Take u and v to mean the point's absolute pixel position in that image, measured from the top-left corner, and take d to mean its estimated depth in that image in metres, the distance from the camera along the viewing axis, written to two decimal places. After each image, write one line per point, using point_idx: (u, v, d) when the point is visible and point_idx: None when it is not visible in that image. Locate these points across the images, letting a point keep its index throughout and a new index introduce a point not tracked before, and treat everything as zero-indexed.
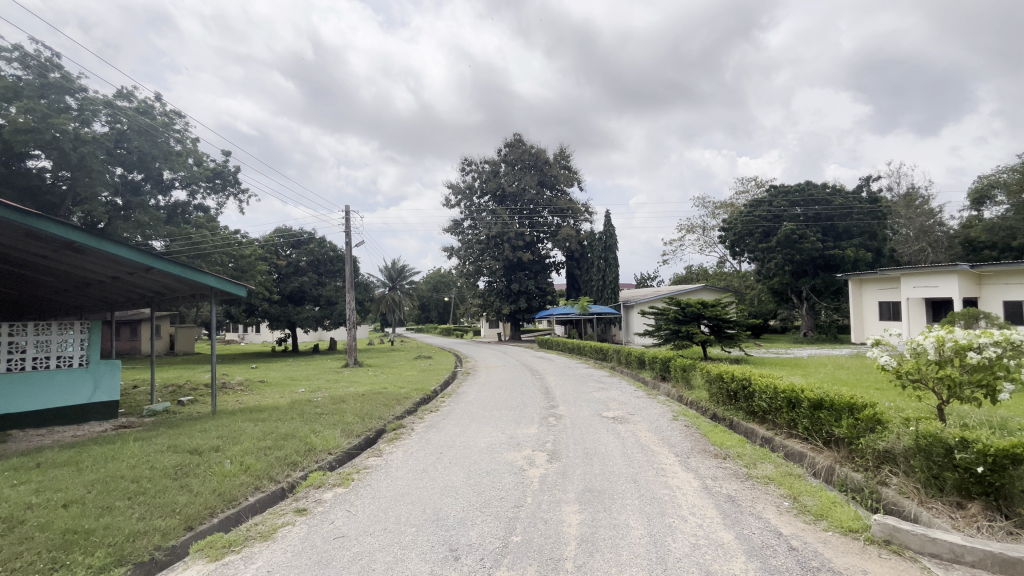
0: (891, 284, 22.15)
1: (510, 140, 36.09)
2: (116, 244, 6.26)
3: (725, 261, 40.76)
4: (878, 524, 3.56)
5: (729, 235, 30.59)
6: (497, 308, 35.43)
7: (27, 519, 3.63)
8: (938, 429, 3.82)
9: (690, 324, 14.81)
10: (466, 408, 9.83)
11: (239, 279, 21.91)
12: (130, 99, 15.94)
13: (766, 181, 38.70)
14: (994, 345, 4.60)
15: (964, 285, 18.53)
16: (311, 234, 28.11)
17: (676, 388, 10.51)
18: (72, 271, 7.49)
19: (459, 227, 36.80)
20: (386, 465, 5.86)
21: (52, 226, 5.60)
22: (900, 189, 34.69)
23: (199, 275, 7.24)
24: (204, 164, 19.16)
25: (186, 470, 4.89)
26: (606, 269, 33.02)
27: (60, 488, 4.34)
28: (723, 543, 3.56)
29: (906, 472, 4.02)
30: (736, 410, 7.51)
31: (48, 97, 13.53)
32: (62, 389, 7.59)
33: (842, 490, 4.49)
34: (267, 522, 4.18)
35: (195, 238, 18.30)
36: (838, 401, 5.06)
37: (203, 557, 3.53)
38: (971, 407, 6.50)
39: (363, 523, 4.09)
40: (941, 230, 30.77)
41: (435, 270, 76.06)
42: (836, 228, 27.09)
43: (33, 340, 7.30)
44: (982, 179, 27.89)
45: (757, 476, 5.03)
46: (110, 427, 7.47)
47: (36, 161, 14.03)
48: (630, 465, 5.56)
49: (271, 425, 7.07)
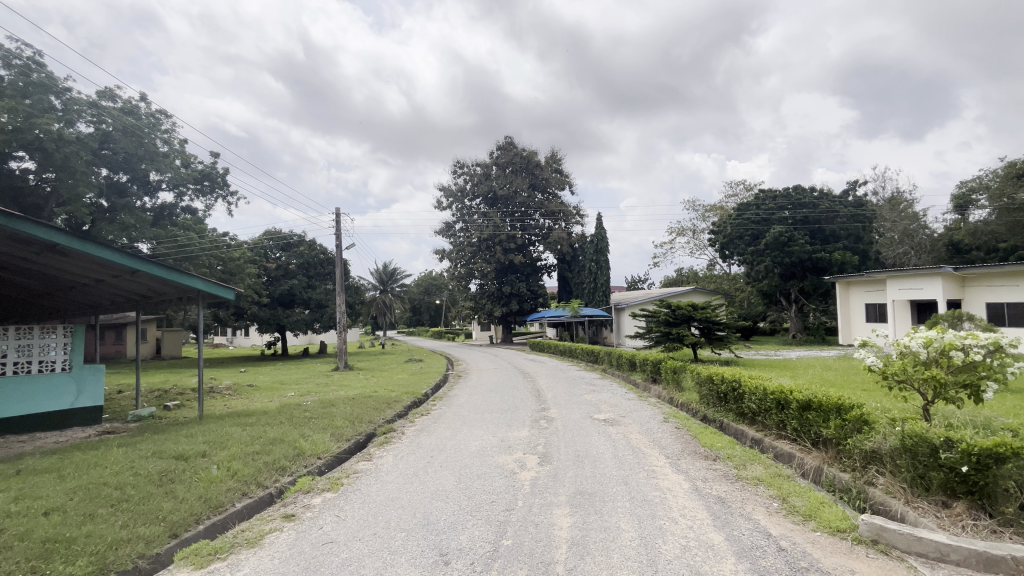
0: (877, 287, 22.44)
1: (501, 143, 36.19)
2: (100, 247, 6.16)
3: (715, 264, 41.04)
4: (865, 523, 3.58)
5: (719, 238, 30.89)
6: (488, 311, 35.42)
7: (8, 527, 3.57)
8: (923, 429, 3.87)
9: (680, 327, 14.93)
10: (456, 411, 9.78)
11: (228, 282, 21.72)
12: (114, 99, 15.72)
13: (755, 185, 39.09)
14: (980, 346, 4.66)
15: (948, 287, 18.83)
16: (300, 237, 27.96)
17: (667, 390, 10.54)
18: (56, 274, 7.37)
19: (450, 230, 36.87)
20: (376, 470, 5.81)
21: (36, 228, 5.51)
22: (885, 193, 35.26)
23: (187, 277, 7.16)
24: (191, 166, 18.97)
25: (171, 476, 4.81)
26: (598, 271, 32.33)
27: (40, 496, 4.24)
28: (713, 544, 3.56)
29: (893, 472, 4.06)
30: (726, 412, 7.54)
31: (32, 96, 13.30)
32: (44, 393, 7.45)
33: (830, 490, 4.52)
34: (254, 529, 4.11)
35: (181, 241, 18.11)
36: (827, 403, 5.09)
37: (189, 565, 3.47)
38: (957, 408, 6.56)
39: (352, 529, 4.04)
40: (925, 234, 31.26)
41: (426, 272, 75.89)
42: (823, 231, 27.42)
43: (14, 344, 7.15)
44: (965, 184, 28.42)
45: (747, 477, 5.06)
46: (93, 434, 7.28)
47: (19, 162, 13.80)
48: (622, 468, 5.56)
49: (259, 429, 7.00)
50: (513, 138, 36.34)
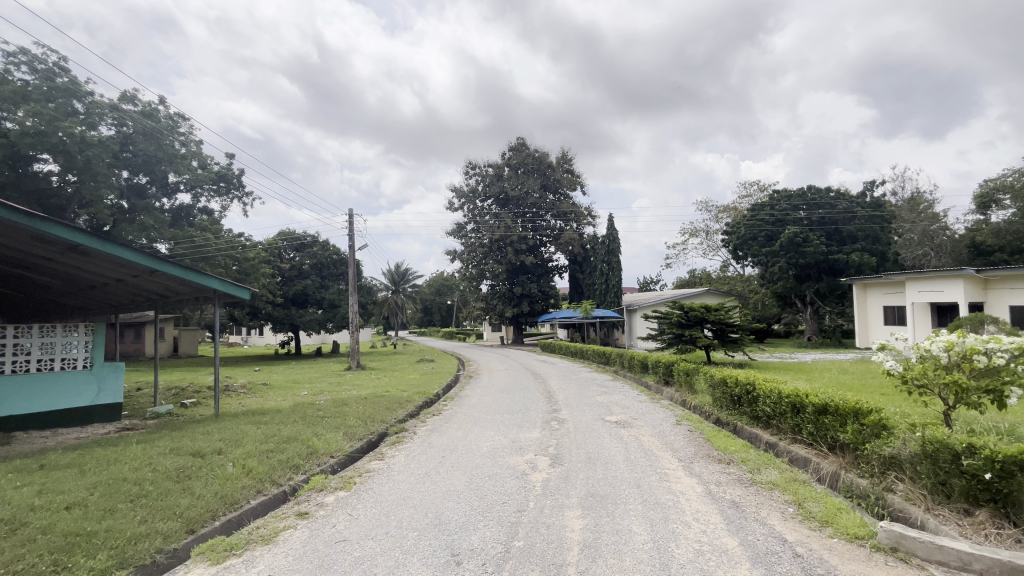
0: (896, 288, 22.03)
1: (513, 144, 36.26)
2: (121, 247, 6.28)
3: (728, 266, 40.61)
4: (884, 530, 3.52)
5: (733, 239, 30.62)
6: (499, 311, 35.50)
7: (30, 521, 3.64)
8: (944, 435, 3.79)
9: (693, 328, 14.78)
10: (467, 412, 9.81)
11: (243, 282, 22.01)
12: (134, 102, 16.02)
13: (769, 185, 38.56)
14: (1005, 351, 4.53)
15: (969, 289, 18.48)
16: (314, 237, 28.24)
17: (679, 393, 10.47)
18: (79, 274, 7.53)
19: (462, 231, 37.03)
20: (388, 469, 5.85)
21: (57, 228, 5.61)
22: (905, 193, 34.61)
23: (204, 277, 7.27)
24: (208, 167, 19.24)
25: (188, 473, 4.88)
26: (609, 272, 32.21)
27: (62, 490, 4.32)
28: (727, 549, 3.52)
29: (913, 478, 3.99)
30: (740, 415, 7.45)
31: (56, 100, 13.61)
32: (66, 390, 7.60)
33: (847, 497, 4.44)
34: (269, 526, 4.16)
35: (199, 242, 18.39)
36: (843, 406, 5.01)
37: (204, 561, 3.52)
38: (978, 413, 6.40)
39: (365, 527, 4.07)
40: (946, 235, 30.61)
41: (437, 273, 76.10)
42: (840, 232, 27.02)
43: (38, 342, 7.34)
44: (987, 183, 27.78)
45: (761, 481, 4.99)
46: (113, 430, 7.46)
47: (43, 165, 14.13)
48: (633, 471, 5.51)
49: (274, 427, 7.08)
50: (525, 139, 36.35)
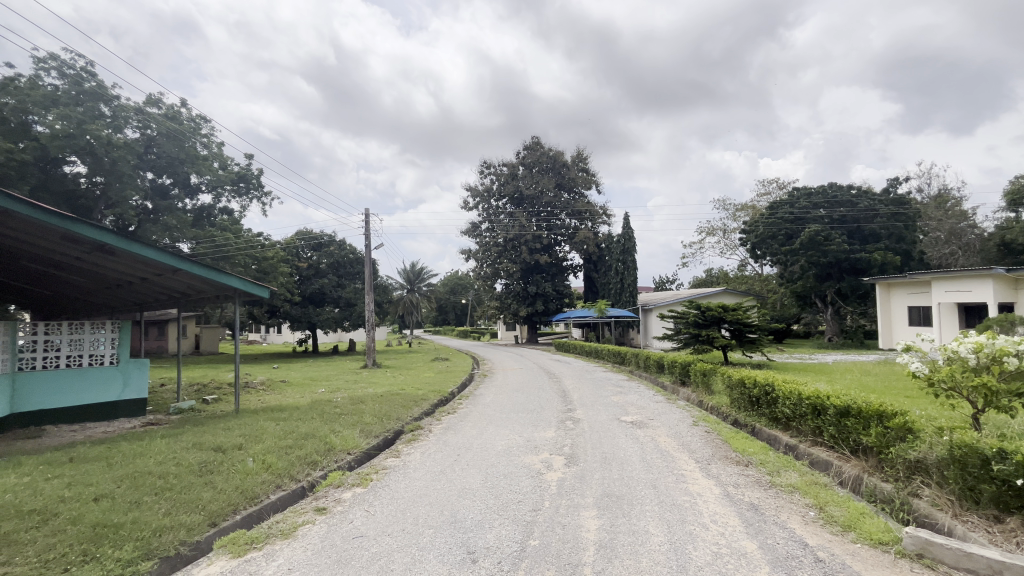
0: (920, 288, 21.52)
1: (528, 143, 36.22)
2: (145, 246, 6.40)
3: (746, 265, 40.09)
4: (910, 537, 3.44)
5: (751, 238, 30.19)
6: (513, 310, 35.54)
7: (60, 511, 3.74)
8: (973, 440, 3.69)
9: (710, 328, 14.61)
10: (483, 410, 9.83)
11: (262, 281, 22.35)
12: (158, 105, 16.37)
13: (788, 183, 37.94)
14: None
15: (999, 289, 17.99)
16: (331, 237, 28.54)
17: (696, 393, 10.36)
18: (105, 273, 7.71)
19: (477, 230, 37.13)
20: (404, 466, 5.89)
21: (83, 227, 5.74)
22: (930, 190, 33.74)
23: (225, 276, 7.38)
24: (228, 168, 19.56)
25: (210, 467, 4.98)
26: (625, 271, 32.00)
27: (90, 483, 4.44)
28: (746, 552, 3.47)
29: (939, 483, 3.90)
30: (758, 417, 7.34)
31: (84, 104, 13.98)
32: (94, 385, 7.81)
33: (871, 501, 4.34)
34: (288, 521, 4.22)
35: (219, 241, 18.72)
36: (866, 409, 4.91)
37: (226, 553, 3.58)
38: (1005, 416, 6.22)
39: (382, 523, 4.11)
40: (974, 233, 29.82)
41: (452, 272, 76.48)
42: (862, 231, 26.48)
43: (67, 338, 7.51)
44: (1018, 180, 26.96)
45: (781, 484, 4.91)
46: (138, 424, 7.64)
47: (72, 166, 14.50)
48: (650, 472, 5.46)
49: (292, 424, 7.16)
50: (540, 138, 36.30)
